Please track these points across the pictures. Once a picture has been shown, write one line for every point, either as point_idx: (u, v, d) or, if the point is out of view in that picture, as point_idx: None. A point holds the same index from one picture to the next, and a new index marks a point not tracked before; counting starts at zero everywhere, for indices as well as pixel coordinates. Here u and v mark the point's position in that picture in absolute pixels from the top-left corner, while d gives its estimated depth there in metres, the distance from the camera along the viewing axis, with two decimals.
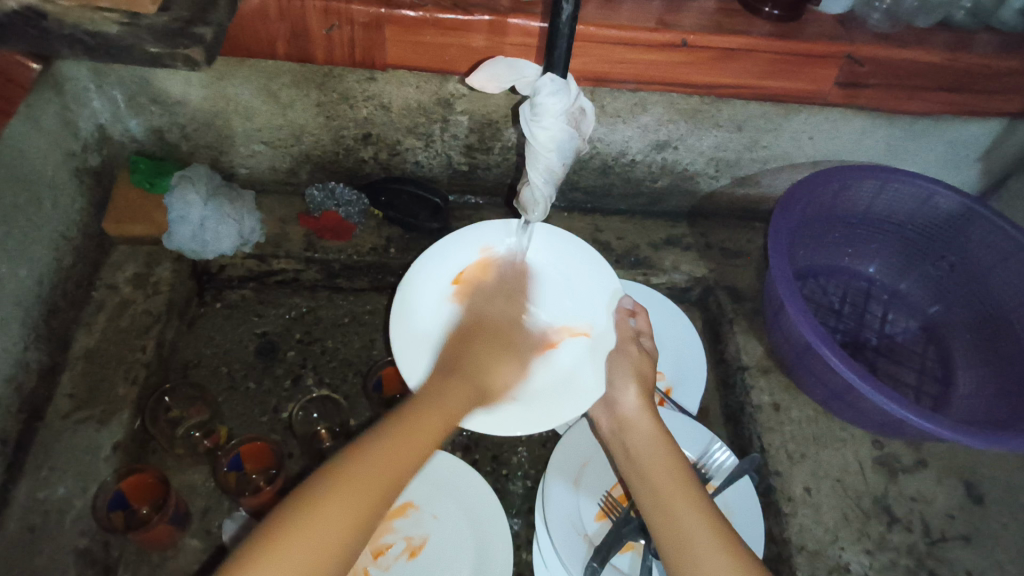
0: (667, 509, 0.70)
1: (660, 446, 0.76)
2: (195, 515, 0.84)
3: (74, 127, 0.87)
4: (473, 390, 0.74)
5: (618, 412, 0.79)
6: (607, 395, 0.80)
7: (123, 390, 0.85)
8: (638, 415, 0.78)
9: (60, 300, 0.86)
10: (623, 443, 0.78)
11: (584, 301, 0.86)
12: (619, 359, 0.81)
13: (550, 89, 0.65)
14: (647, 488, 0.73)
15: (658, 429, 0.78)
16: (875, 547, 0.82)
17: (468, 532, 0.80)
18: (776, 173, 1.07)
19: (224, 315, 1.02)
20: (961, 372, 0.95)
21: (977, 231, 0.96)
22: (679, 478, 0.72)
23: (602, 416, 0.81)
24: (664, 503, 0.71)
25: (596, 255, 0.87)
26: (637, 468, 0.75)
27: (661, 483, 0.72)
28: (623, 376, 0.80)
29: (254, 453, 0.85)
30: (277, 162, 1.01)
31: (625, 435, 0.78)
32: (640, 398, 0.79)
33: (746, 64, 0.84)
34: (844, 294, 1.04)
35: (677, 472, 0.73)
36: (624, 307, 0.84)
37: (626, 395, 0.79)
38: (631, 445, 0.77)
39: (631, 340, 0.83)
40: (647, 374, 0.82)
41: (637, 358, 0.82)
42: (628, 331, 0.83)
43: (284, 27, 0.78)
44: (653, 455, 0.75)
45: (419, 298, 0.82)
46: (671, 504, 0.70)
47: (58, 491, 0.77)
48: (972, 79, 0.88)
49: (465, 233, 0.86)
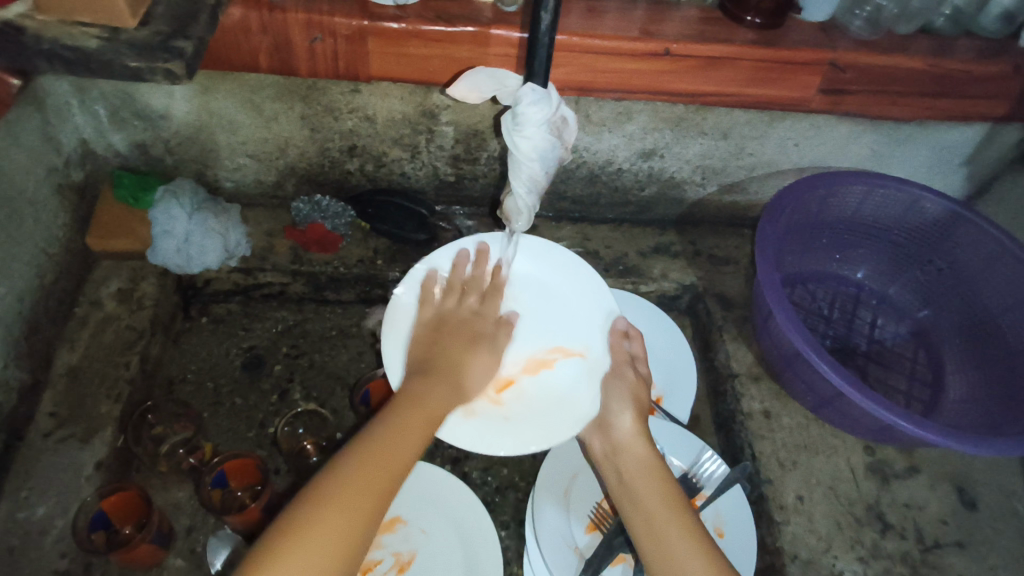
0: (659, 536, 0.68)
1: (652, 470, 0.74)
2: (180, 534, 0.83)
3: (56, 142, 0.87)
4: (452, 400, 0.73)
5: (612, 434, 0.77)
6: (601, 418, 0.78)
7: (106, 407, 0.83)
8: (631, 438, 0.76)
9: (42, 317, 0.85)
10: (615, 465, 0.76)
11: (580, 320, 0.85)
12: (614, 384, 0.79)
13: (531, 99, 0.65)
14: (638, 513, 0.71)
15: (651, 452, 0.75)
16: (869, 555, 0.81)
17: (458, 546, 0.79)
18: (763, 180, 1.07)
19: (210, 330, 1.01)
20: (951, 377, 0.95)
21: (963, 236, 0.96)
22: (671, 503, 0.70)
23: (594, 438, 0.78)
24: (656, 529, 0.69)
25: (593, 272, 0.86)
26: (629, 492, 0.73)
27: (653, 509, 0.70)
28: (618, 399, 0.78)
29: (239, 470, 0.83)
30: (263, 176, 1.01)
31: (618, 459, 0.76)
32: (635, 423, 0.76)
33: (730, 72, 0.85)
34: (833, 300, 1.04)
35: (669, 498, 0.71)
36: (618, 328, 0.82)
37: (622, 419, 0.77)
38: (624, 469, 0.75)
39: (626, 364, 0.80)
40: (645, 400, 0.79)
41: (633, 382, 0.79)
42: (623, 354, 0.81)
43: (266, 40, 0.78)
44: (645, 480, 0.73)
45: (412, 311, 0.82)
46: (663, 531, 0.68)
47: (38, 512, 0.75)
48: (954, 84, 0.88)
49: (457, 246, 0.85)
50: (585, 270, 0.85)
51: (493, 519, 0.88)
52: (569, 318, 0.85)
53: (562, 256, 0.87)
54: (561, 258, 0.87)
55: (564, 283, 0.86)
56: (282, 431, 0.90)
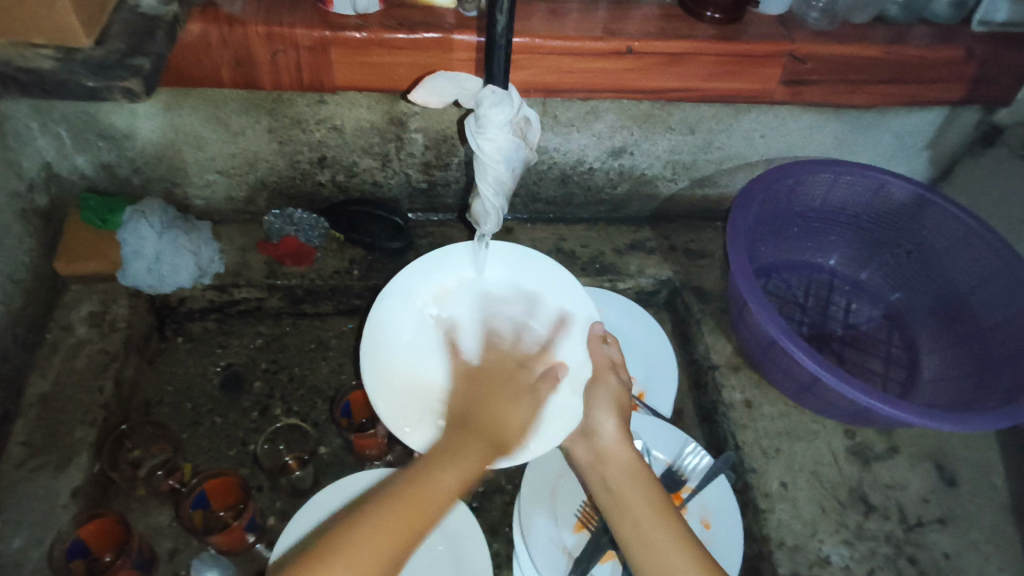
0: (650, 543, 0.67)
1: (640, 480, 0.72)
2: (162, 559, 0.81)
3: (17, 167, 0.85)
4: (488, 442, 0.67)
5: (597, 442, 0.75)
6: (584, 427, 0.76)
7: (80, 434, 0.82)
8: (618, 447, 0.74)
9: (10, 345, 0.84)
10: (601, 474, 0.73)
11: (560, 325, 0.83)
12: (598, 390, 0.78)
13: (492, 100, 0.65)
14: (627, 521, 0.69)
15: (638, 464, 0.73)
16: (854, 537, 0.82)
17: (445, 553, 0.78)
18: (733, 173, 1.08)
19: (186, 350, 1.00)
20: (926, 358, 0.96)
21: (930, 217, 0.98)
22: (660, 509, 0.69)
23: (578, 445, 0.76)
24: (647, 536, 0.67)
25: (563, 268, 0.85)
26: (615, 498, 0.71)
27: (642, 512, 0.69)
28: (603, 405, 0.77)
29: (219, 489, 0.82)
30: (233, 191, 1.00)
31: (603, 466, 0.73)
32: (619, 428, 0.75)
33: (692, 67, 0.86)
34: (808, 288, 1.05)
35: (658, 505, 0.70)
36: (596, 334, 0.80)
37: (606, 424, 0.76)
38: (610, 478, 0.72)
39: (608, 369, 0.79)
40: (627, 405, 0.79)
41: (616, 389, 0.78)
42: (605, 360, 0.79)
43: (228, 54, 0.78)
44: (633, 489, 0.71)
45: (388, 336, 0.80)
46: (653, 537, 0.67)
47: (12, 544, 0.73)
48: (910, 70, 0.90)
49: (420, 263, 0.83)
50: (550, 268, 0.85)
51: (482, 523, 0.88)
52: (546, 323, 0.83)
53: (527, 258, 0.86)
54: (524, 258, 0.86)
55: (534, 282, 0.86)
56: (262, 448, 0.88)
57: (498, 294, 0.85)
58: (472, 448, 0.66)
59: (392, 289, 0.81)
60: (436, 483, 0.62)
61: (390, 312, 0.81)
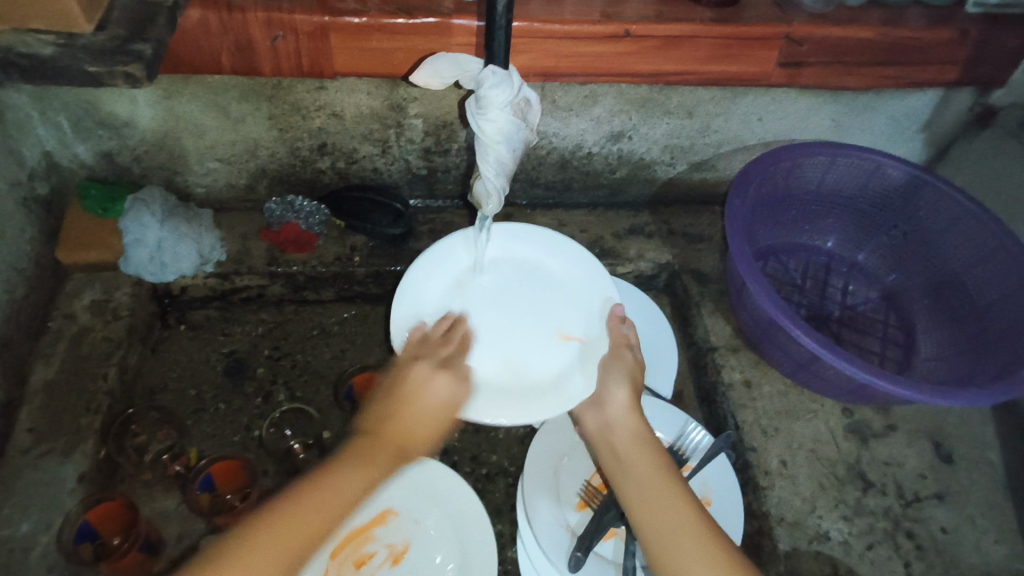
0: (651, 502, 0.67)
1: (644, 443, 0.72)
2: (169, 542, 0.82)
3: (17, 155, 0.85)
4: (403, 434, 0.70)
5: (606, 411, 0.76)
6: (596, 395, 0.76)
7: (86, 420, 0.83)
8: (626, 415, 0.74)
9: (14, 334, 0.84)
10: (607, 439, 0.74)
11: (581, 307, 0.85)
12: (612, 363, 0.78)
13: (493, 81, 0.65)
14: (631, 483, 0.69)
15: (645, 430, 0.74)
16: (853, 513, 0.83)
17: (450, 533, 0.80)
18: (731, 156, 1.08)
19: (189, 337, 1.00)
20: (922, 337, 0.97)
21: (926, 198, 0.99)
22: (663, 470, 0.70)
23: (587, 413, 0.76)
24: (648, 492, 0.68)
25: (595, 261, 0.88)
26: (619, 461, 0.72)
27: (645, 471, 0.70)
28: (615, 374, 0.77)
29: (225, 471, 0.83)
30: (234, 179, 1.01)
31: (610, 432, 0.74)
32: (629, 399, 0.76)
33: (690, 50, 0.86)
34: (805, 270, 1.06)
35: (661, 463, 0.71)
36: (616, 313, 0.82)
37: (616, 394, 0.76)
38: (616, 442, 0.73)
39: (624, 347, 0.79)
40: (640, 381, 0.78)
41: (630, 364, 0.78)
42: (621, 336, 0.80)
43: (227, 40, 0.78)
44: (636, 453, 0.72)
45: (424, 293, 0.83)
46: (656, 495, 0.68)
47: (21, 528, 0.74)
48: (905, 52, 0.91)
49: (452, 238, 0.88)
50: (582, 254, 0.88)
51: (486, 504, 0.89)
52: (570, 306, 0.85)
53: (562, 244, 0.89)
54: (557, 245, 0.89)
55: (569, 273, 0.88)
56: (266, 432, 0.88)
57: (530, 272, 0.88)
58: (382, 445, 0.68)
59: (432, 254, 0.86)
60: (320, 505, 0.62)
61: (422, 277, 0.84)
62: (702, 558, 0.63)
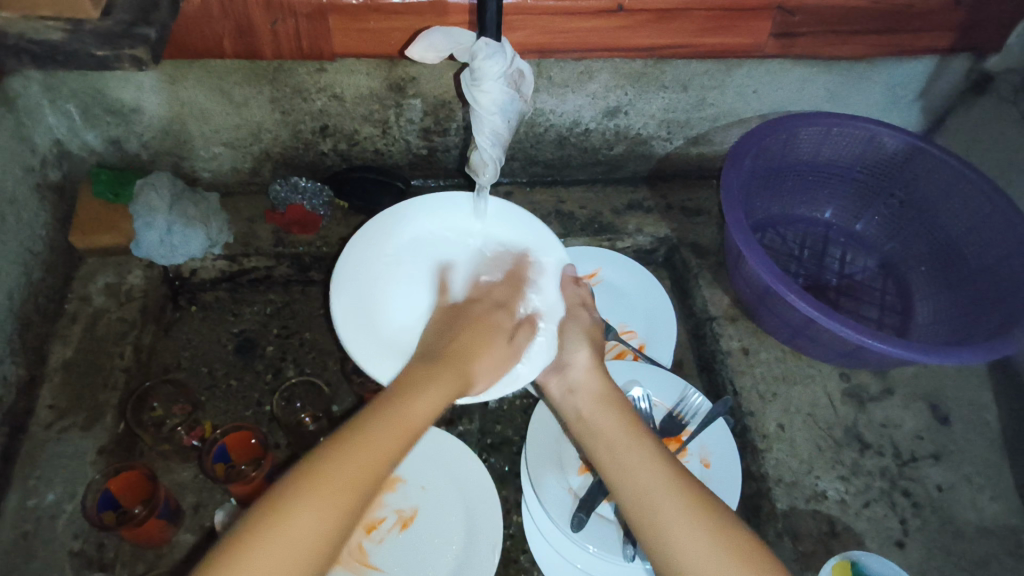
0: (621, 460, 0.69)
1: (609, 403, 0.75)
2: (188, 511, 0.85)
3: (30, 143, 0.88)
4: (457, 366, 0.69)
5: (569, 375, 0.79)
6: (558, 360, 0.80)
7: (104, 396, 0.86)
8: (588, 377, 0.78)
9: (33, 315, 0.87)
10: (575, 406, 0.77)
11: (532, 271, 0.84)
12: (570, 324, 0.82)
13: (486, 53, 0.67)
14: (599, 443, 0.72)
15: (609, 391, 0.77)
16: (850, 473, 0.85)
17: (458, 499, 0.82)
18: (727, 130, 1.09)
19: (200, 317, 1.03)
20: (920, 303, 0.99)
21: (922, 166, 0.99)
22: (630, 427, 0.72)
23: (551, 380, 0.80)
24: (618, 450, 0.70)
25: (533, 217, 0.87)
26: (589, 426, 0.74)
27: (616, 438, 0.71)
28: (575, 338, 0.81)
29: (240, 443, 0.86)
30: (239, 163, 1.03)
31: (576, 398, 0.77)
32: (590, 359, 0.80)
33: (683, 23, 0.88)
34: (803, 241, 1.07)
35: (628, 424, 0.72)
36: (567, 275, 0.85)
37: (577, 357, 0.80)
38: (582, 408, 0.76)
39: (579, 307, 0.84)
40: (599, 341, 0.83)
41: (588, 325, 0.83)
42: (576, 297, 0.84)
43: (229, 24, 0.81)
44: (603, 414, 0.74)
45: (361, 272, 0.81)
46: (623, 453, 0.69)
47: (47, 498, 0.78)
48: (899, 18, 0.92)
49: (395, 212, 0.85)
50: (526, 216, 0.87)
51: (491, 473, 0.91)
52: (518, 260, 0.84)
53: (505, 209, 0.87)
54: (500, 208, 0.88)
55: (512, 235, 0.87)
56: (278, 406, 0.91)
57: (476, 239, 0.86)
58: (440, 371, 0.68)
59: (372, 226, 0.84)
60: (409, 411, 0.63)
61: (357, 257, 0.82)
62: (672, 509, 0.64)
